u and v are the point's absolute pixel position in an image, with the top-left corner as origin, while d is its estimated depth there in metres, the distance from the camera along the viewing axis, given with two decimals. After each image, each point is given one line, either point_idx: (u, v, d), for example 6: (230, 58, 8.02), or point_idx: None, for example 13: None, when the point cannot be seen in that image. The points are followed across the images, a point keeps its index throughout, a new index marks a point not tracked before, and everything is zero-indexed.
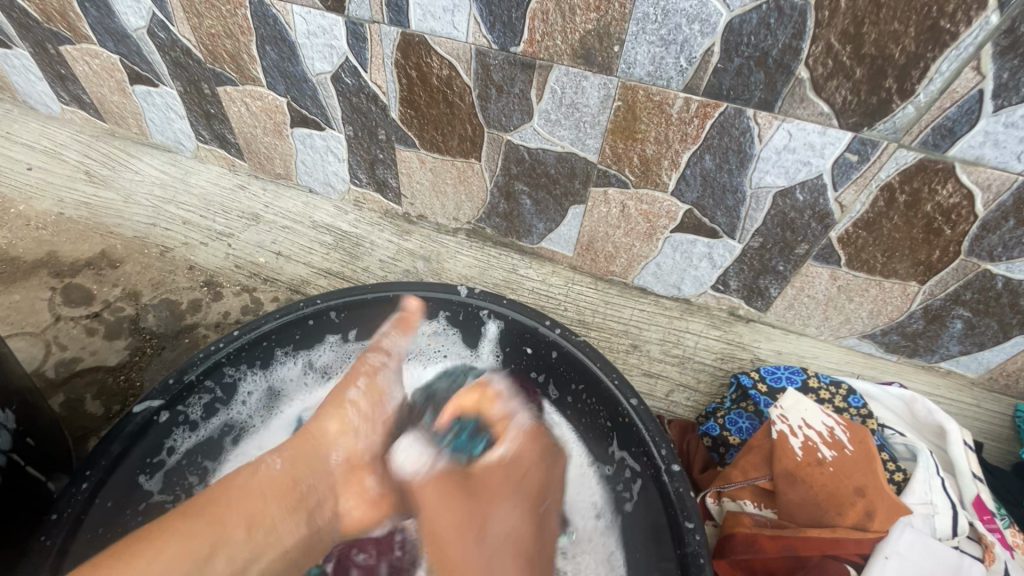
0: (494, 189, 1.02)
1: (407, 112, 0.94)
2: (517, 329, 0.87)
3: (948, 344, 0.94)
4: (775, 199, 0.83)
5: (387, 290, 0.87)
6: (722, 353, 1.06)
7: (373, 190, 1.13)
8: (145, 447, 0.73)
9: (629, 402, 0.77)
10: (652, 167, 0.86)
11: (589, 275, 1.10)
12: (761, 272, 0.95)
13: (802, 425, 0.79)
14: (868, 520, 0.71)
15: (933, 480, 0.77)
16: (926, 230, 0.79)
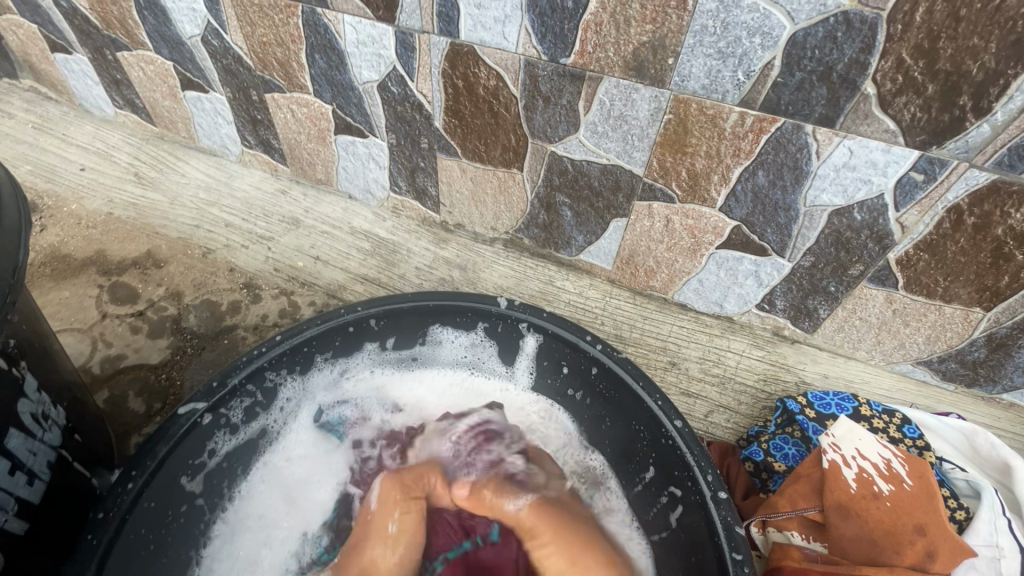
0: (535, 200, 1.01)
1: (451, 121, 0.94)
2: (557, 343, 0.85)
3: (1012, 375, 0.89)
4: (830, 218, 0.80)
5: (425, 300, 0.85)
6: (765, 375, 1.01)
7: (412, 198, 1.15)
8: (189, 449, 0.73)
9: (673, 424, 0.74)
10: (701, 182, 0.84)
11: (628, 289, 1.09)
12: (810, 292, 0.92)
13: (857, 456, 0.75)
14: (929, 561, 0.67)
15: (999, 520, 0.72)
16: (994, 255, 0.75)
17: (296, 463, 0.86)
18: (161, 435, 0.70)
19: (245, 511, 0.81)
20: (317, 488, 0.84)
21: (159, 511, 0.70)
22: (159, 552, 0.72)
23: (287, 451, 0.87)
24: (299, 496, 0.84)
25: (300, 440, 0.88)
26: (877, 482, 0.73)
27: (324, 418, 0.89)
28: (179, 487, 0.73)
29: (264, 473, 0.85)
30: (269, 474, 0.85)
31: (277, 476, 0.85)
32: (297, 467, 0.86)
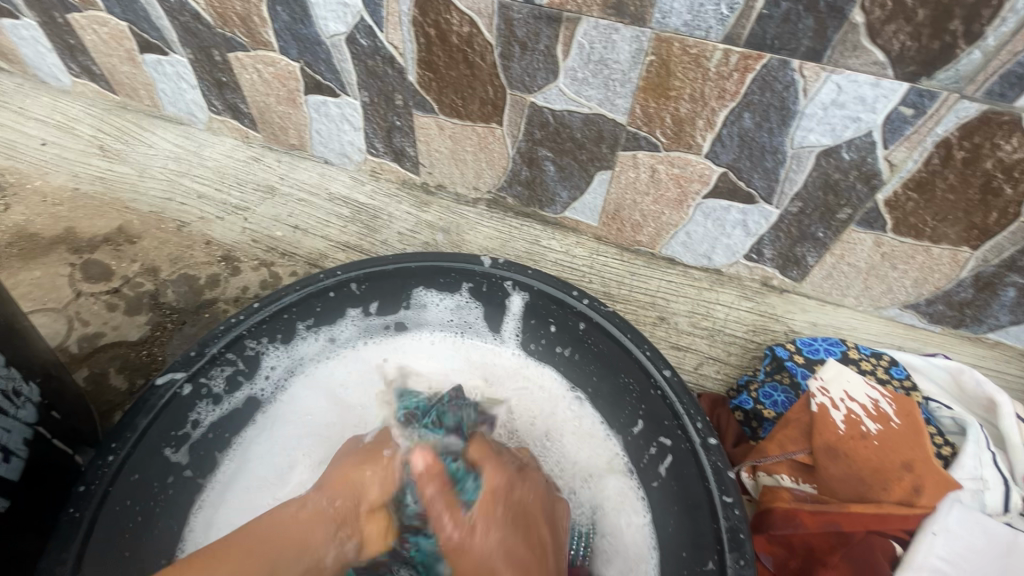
0: (516, 155, 0.98)
1: (425, 74, 0.90)
2: (543, 300, 0.83)
3: (998, 314, 0.88)
4: (818, 159, 0.78)
5: (405, 263, 0.83)
6: (754, 326, 1.00)
7: (391, 160, 1.11)
8: (171, 421, 0.72)
9: (662, 373, 0.73)
10: (686, 127, 0.81)
11: (615, 246, 1.07)
12: (798, 240, 0.91)
13: (845, 398, 0.75)
14: (915, 496, 0.69)
15: (983, 454, 0.73)
16: (983, 190, 0.73)
17: (346, 384, 0.88)
18: (139, 406, 0.69)
19: (285, 419, 0.85)
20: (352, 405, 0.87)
21: (144, 484, 0.69)
22: (149, 523, 0.71)
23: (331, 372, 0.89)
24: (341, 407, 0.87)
25: (348, 368, 0.89)
26: (866, 422, 0.73)
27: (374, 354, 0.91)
28: (165, 459, 0.72)
29: (309, 383, 0.87)
30: (315, 385, 0.87)
31: (321, 392, 0.88)
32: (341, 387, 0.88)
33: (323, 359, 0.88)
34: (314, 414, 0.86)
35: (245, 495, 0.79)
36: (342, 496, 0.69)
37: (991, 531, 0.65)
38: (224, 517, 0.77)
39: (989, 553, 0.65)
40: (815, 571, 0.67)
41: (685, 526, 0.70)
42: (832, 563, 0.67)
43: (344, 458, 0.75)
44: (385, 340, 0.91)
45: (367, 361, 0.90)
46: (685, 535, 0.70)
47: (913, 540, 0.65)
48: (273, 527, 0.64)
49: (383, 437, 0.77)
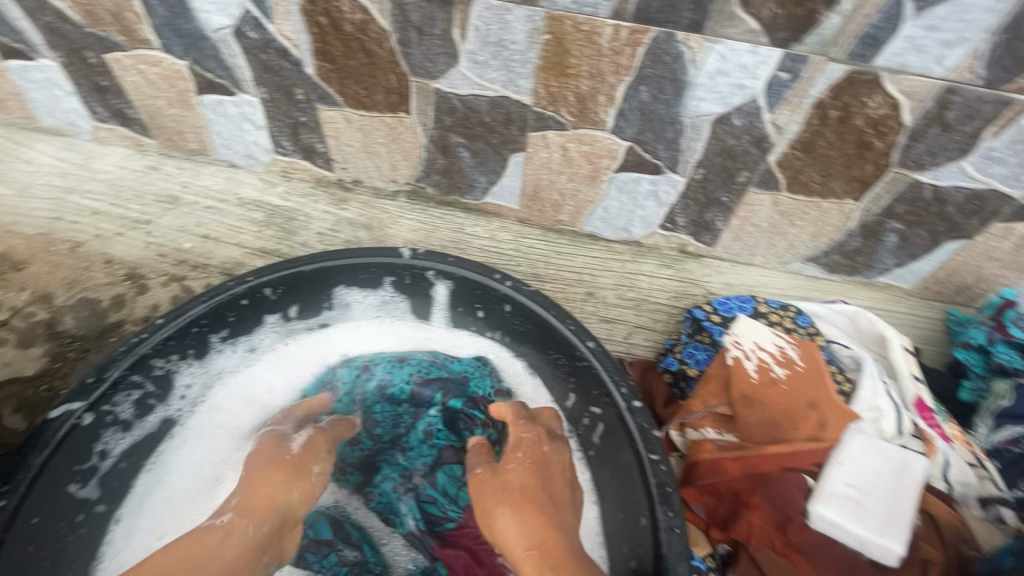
0: (429, 144, 0.97)
1: (323, 65, 0.87)
2: (467, 286, 0.83)
3: (885, 258, 0.96)
4: (713, 127, 0.82)
5: (321, 262, 0.81)
6: (676, 292, 1.05)
7: (301, 158, 1.07)
8: (72, 455, 0.67)
9: (586, 344, 0.75)
10: (588, 104, 0.83)
11: (539, 227, 1.08)
12: (705, 206, 0.95)
13: (755, 348, 0.80)
14: (821, 430, 0.74)
15: (878, 385, 0.80)
16: (858, 145, 0.79)
17: (274, 389, 0.84)
18: (33, 442, 0.63)
19: (211, 430, 0.80)
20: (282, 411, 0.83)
21: (47, 526, 0.64)
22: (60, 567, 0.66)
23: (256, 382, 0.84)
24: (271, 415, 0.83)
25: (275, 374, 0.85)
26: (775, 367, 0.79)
27: (301, 357, 0.87)
28: (70, 496, 0.67)
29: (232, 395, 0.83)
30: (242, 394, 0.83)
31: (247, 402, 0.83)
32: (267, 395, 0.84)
33: (245, 369, 0.84)
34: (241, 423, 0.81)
35: (166, 514, 0.73)
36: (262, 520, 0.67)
37: (886, 454, 0.72)
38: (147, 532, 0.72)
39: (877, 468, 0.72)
40: (741, 513, 0.71)
41: (620, 490, 0.72)
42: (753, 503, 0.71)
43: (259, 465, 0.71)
44: (310, 342, 0.88)
45: (294, 364, 0.86)
46: (621, 498, 0.72)
47: (823, 470, 0.72)
48: (187, 553, 0.62)
49: (309, 443, 0.74)
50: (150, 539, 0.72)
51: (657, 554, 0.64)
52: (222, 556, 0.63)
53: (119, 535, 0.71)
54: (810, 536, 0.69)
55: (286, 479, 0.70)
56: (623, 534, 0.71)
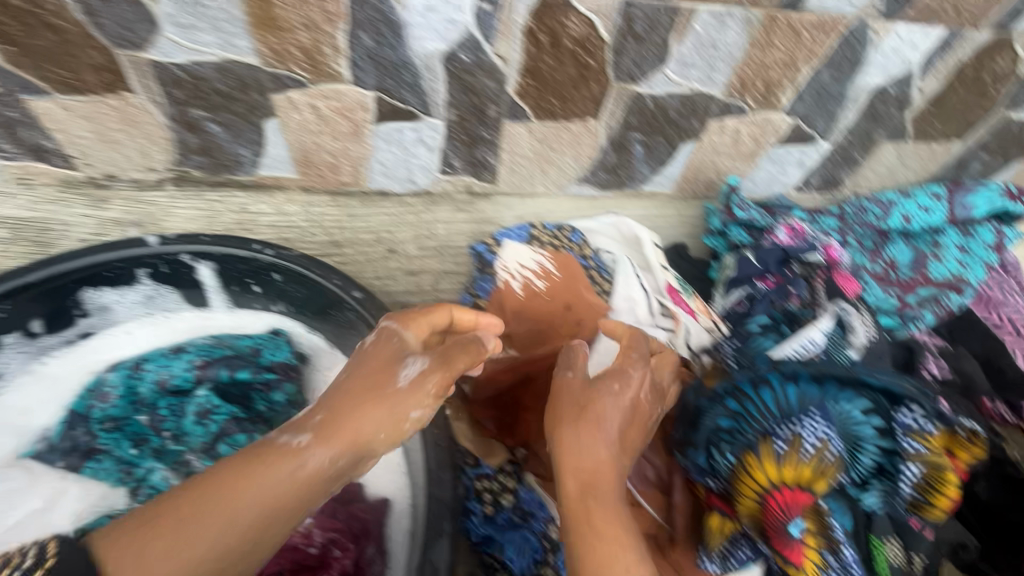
0: (172, 122, 0.90)
1: (6, 49, 0.77)
2: (230, 263, 0.80)
3: (641, 168, 1.07)
4: (445, 65, 0.84)
5: (46, 266, 0.73)
6: (472, 233, 1.11)
7: (32, 159, 0.95)
8: None
9: (352, 295, 0.77)
10: (317, 57, 0.81)
11: (326, 193, 1.07)
12: (472, 144, 0.99)
13: (519, 268, 0.86)
14: (579, 328, 0.84)
15: (631, 280, 0.90)
16: (577, 66, 0.85)
17: (33, 412, 0.78)
18: None
19: None
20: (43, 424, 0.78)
21: None
22: None
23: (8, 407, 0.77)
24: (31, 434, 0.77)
25: (31, 394, 0.79)
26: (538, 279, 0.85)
27: (60, 371, 0.81)
28: None
29: None
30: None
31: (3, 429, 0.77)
32: (25, 414, 0.78)
33: None
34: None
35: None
36: (337, 452, 0.46)
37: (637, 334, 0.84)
38: None
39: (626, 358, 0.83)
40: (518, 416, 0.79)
41: None
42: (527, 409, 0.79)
43: (347, 388, 0.49)
44: (70, 354, 0.82)
45: (53, 381, 0.80)
46: None
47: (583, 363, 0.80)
48: (258, 466, 0.43)
49: (383, 348, 0.52)
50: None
51: None
52: (268, 492, 0.43)
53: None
54: None
55: (377, 412, 0.48)
56: None
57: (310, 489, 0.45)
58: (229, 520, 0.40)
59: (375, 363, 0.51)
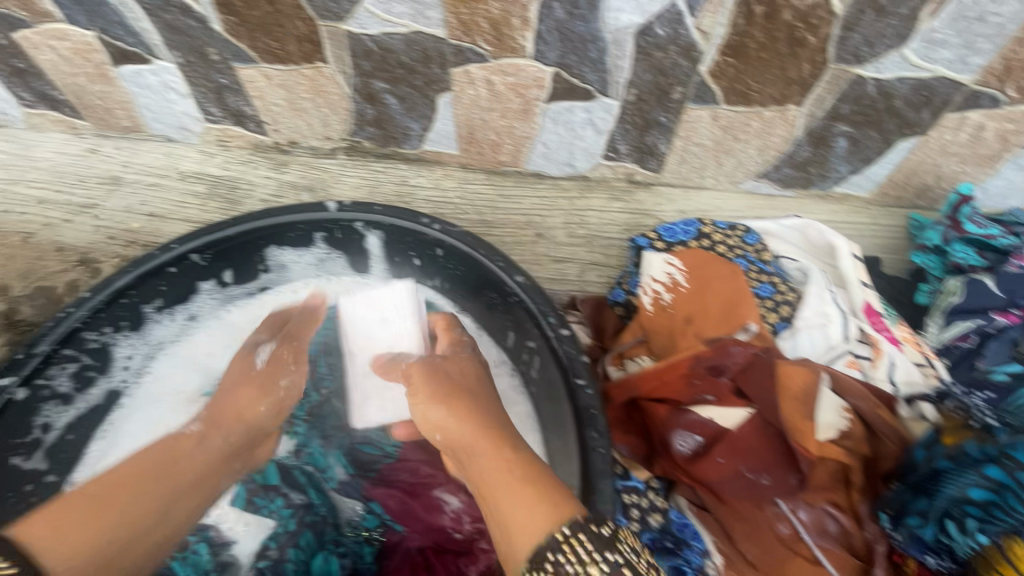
0: (354, 93, 0.94)
1: (229, 19, 0.83)
2: (397, 235, 0.81)
3: (838, 167, 0.93)
4: (636, 40, 0.77)
5: (248, 224, 0.77)
6: (627, 224, 1.03)
7: (233, 124, 1.04)
8: (11, 428, 0.67)
9: (515, 280, 0.73)
10: (504, 30, 0.78)
11: (484, 172, 1.05)
12: (646, 129, 0.91)
13: (648, 280, 0.80)
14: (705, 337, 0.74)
15: (824, 292, 0.76)
16: (790, 43, 0.74)
17: (215, 355, 0.85)
18: None
19: (161, 398, 0.82)
20: (221, 363, 0.85)
21: None
22: None
23: (195, 350, 0.85)
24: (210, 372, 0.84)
25: (214, 338, 0.86)
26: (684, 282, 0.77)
27: (241, 321, 0.87)
28: (15, 467, 0.69)
29: (177, 362, 0.84)
30: (182, 363, 0.84)
31: (192, 367, 0.84)
32: (208, 355, 0.85)
33: (182, 335, 0.84)
34: (182, 388, 0.83)
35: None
36: (216, 436, 0.66)
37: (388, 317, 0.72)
38: None
39: (827, 412, 0.63)
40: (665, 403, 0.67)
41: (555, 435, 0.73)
42: (672, 448, 0.66)
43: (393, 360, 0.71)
44: (246, 306, 0.88)
45: (231, 328, 0.87)
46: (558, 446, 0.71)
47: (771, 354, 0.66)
48: (163, 453, 0.62)
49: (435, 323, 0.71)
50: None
51: (582, 477, 0.61)
52: (186, 470, 0.62)
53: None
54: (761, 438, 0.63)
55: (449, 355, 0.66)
56: (561, 463, 0.70)
57: (204, 468, 0.64)
58: (162, 487, 0.60)
59: (238, 365, 0.71)
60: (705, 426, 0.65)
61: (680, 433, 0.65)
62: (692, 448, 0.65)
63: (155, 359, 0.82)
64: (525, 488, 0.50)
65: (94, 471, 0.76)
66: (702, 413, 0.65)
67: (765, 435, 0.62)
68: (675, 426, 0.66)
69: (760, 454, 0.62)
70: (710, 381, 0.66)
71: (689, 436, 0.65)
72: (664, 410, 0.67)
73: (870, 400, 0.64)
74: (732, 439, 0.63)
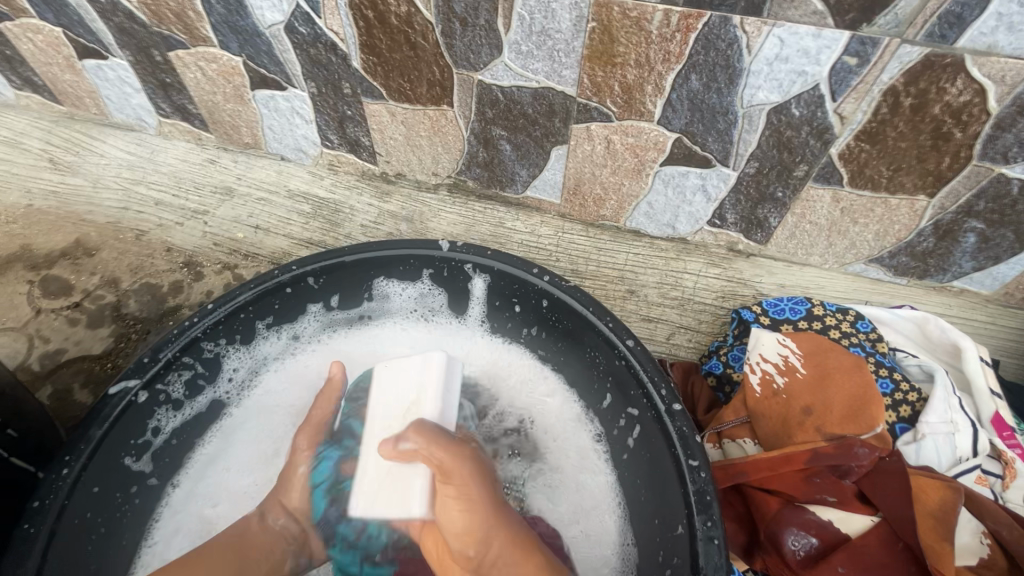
0: (471, 137, 0.97)
1: (369, 59, 0.88)
2: (504, 281, 0.81)
3: (960, 261, 0.89)
4: (769, 117, 0.76)
5: (364, 253, 0.80)
6: (723, 292, 1.01)
7: (347, 151, 1.09)
8: (125, 428, 0.70)
9: (625, 343, 0.72)
10: (635, 95, 0.79)
11: (580, 223, 1.06)
12: (759, 201, 0.90)
13: (759, 359, 0.79)
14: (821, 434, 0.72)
15: (952, 398, 0.74)
16: (934, 136, 0.72)
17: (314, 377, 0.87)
18: (93, 416, 0.67)
19: (263, 412, 0.84)
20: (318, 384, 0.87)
21: (105, 494, 0.68)
22: (115, 532, 0.71)
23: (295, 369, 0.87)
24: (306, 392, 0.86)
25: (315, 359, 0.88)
26: (801, 368, 0.77)
27: (341, 345, 0.89)
28: (125, 466, 0.71)
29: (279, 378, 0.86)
30: (285, 380, 0.86)
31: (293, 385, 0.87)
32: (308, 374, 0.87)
33: (285, 352, 0.87)
34: (282, 405, 0.85)
35: (214, 489, 0.78)
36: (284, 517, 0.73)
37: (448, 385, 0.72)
38: (211, 491, 0.78)
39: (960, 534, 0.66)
40: (780, 496, 0.69)
41: (649, 512, 0.70)
42: (785, 547, 0.66)
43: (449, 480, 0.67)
44: (351, 333, 0.90)
45: (333, 351, 0.88)
46: (653, 525, 0.69)
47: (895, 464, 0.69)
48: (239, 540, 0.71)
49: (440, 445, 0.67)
50: (206, 507, 0.77)
51: (693, 565, 0.60)
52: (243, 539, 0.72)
53: (179, 498, 0.77)
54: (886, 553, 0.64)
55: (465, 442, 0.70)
56: (659, 541, 0.67)
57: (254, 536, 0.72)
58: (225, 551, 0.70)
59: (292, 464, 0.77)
60: (824, 529, 0.67)
61: (796, 533, 0.67)
62: (806, 550, 0.66)
63: (258, 372, 0.85)
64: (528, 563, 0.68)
65: (199, 476, 0.79)
66: (821, 515, 0.67)
67: (886, 548, 0.64)
68: (790, 522, 0.67)
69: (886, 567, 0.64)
70: (829, 483, 0.68)
71: (807, 538, 0.66)
72: (777, 503, 0.69)
73: (1011, 527, 0.65)
74: (856, 548, 0.65)
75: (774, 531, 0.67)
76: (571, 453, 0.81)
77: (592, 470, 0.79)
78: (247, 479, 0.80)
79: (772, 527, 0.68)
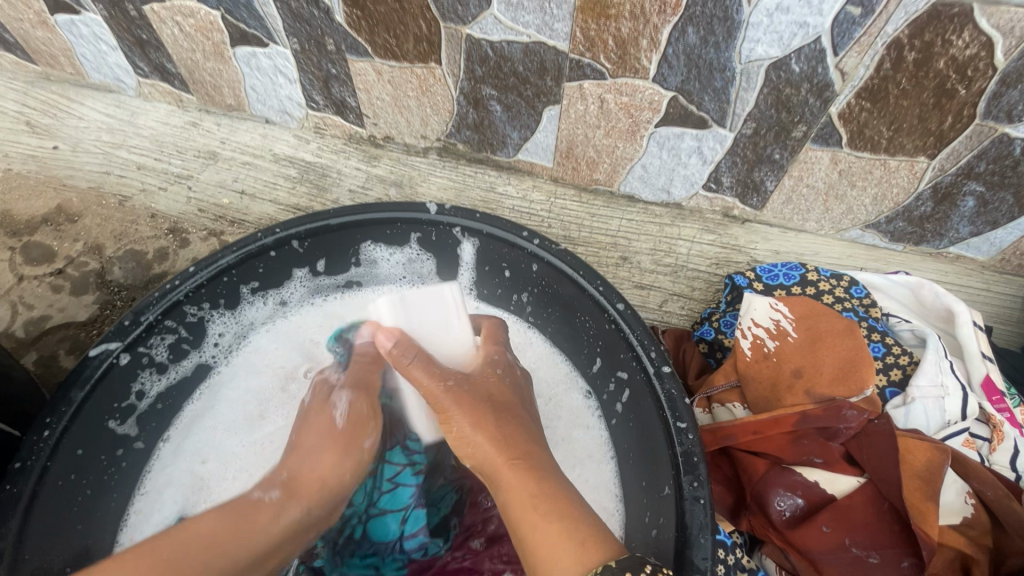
0: (461, 97, 0.93)
1: (352, 12, 0.84)
2: (493, 245, 0.79)
3: (959, 225, 0.88)
4: (768, 74, 0.73)
5: (349, 216, 0.78)
6: (717, 259, 1.00)
7: (333, 113, 1.06)
8: (108, 392, 0.69)
9: (615, 306, 0.70)
10: (629, 50, 0.76)
11: (573, 187, 1.04)
12: (756, 164, 0.87)
13: (751, 324, 0.78)
14: (808, 398, 0.72)
15: (943, 362, 0.73)
16: (937, 93, 0.69)
17: (304, 338, 0.87)
18: (73, 379, 0.65)
19: (251, 371, 0.84)
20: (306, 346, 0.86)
21: (88, 457, 0.68)
22: (101, 495, 0.71)
23: (282, 334, 0.87)
24: (299, 351, 0.86)
25: (303, 323, 0.88)
26: (793, 332, 0.76)
27: (327, 310, 0.88)
28: (108, 430, 0.70)
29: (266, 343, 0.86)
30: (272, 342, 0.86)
31: (281, 346, 0.86)
32: (296, 334, 0.87)
33: (271, 318, 0.86)
34: (269, 368, 0.85)
35: (203, 445, 0.80)
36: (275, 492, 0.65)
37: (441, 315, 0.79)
38: (200, 446, 0.80)
39: (947, 492, 0.66)
40: (768, 456, 0.70)
41: (633, 469, 0.72)
42: (771, 507, 0.67)
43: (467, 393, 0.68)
44: (339, 297, 0.89)
45: (321, 315, 0.88)
46: (637, 481, 0.70)
47: (882, 424, 0.68)
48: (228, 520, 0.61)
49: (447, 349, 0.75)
50: (196, 462, 0.79)
51: (678, 524, 0.60)
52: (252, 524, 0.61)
53: (170, 453, 0.79)
54: (869, 513, 0.65)
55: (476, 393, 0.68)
56: (646, 502, 0.68)
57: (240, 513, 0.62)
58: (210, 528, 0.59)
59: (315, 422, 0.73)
60: (809, 490, 0.67)
61: (781, 493, 0.67)
62: (791, 510, 0.67)
63: (245, 337, 0.85)
64: (577, 524, 0.55)
65: (188, 438, 0.80)
66: (806, 475, 0.68)
67: (872, 509, 0.65)
68: (776, 483, 0.68)
69: (868, 526, 0.65)
70: (814, 445, 0.68)
71: (793, 498, 0.67)
72: (764, 464, 0.69)
73: (996, 487, 0.65)
74: (840, 509, 0.65)
75: (759, 493, 0.68)
76: (561, 406, 0.82)
77: (582, 425, 0.80)
78: (237, 436, 0.81)
79: (759, 489, 0.68)
